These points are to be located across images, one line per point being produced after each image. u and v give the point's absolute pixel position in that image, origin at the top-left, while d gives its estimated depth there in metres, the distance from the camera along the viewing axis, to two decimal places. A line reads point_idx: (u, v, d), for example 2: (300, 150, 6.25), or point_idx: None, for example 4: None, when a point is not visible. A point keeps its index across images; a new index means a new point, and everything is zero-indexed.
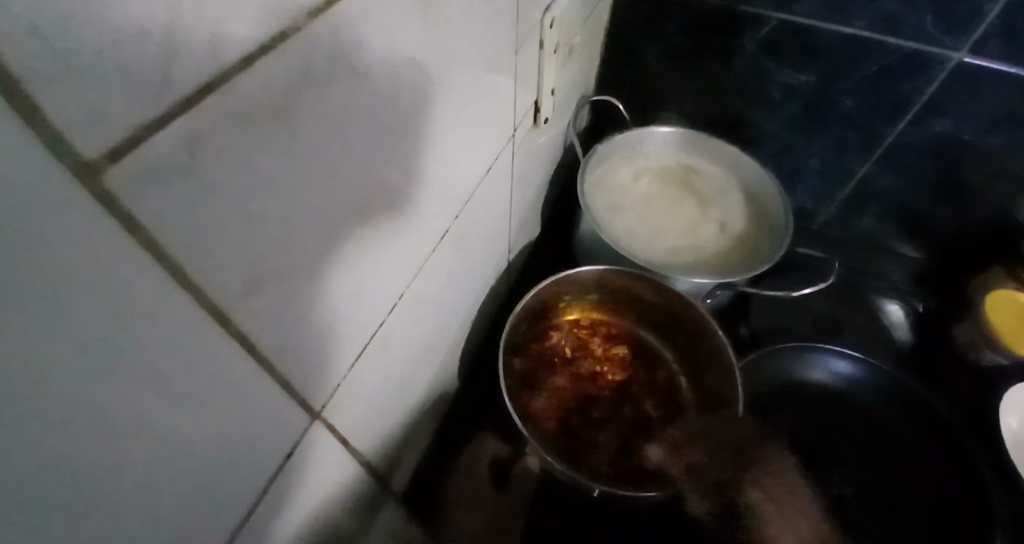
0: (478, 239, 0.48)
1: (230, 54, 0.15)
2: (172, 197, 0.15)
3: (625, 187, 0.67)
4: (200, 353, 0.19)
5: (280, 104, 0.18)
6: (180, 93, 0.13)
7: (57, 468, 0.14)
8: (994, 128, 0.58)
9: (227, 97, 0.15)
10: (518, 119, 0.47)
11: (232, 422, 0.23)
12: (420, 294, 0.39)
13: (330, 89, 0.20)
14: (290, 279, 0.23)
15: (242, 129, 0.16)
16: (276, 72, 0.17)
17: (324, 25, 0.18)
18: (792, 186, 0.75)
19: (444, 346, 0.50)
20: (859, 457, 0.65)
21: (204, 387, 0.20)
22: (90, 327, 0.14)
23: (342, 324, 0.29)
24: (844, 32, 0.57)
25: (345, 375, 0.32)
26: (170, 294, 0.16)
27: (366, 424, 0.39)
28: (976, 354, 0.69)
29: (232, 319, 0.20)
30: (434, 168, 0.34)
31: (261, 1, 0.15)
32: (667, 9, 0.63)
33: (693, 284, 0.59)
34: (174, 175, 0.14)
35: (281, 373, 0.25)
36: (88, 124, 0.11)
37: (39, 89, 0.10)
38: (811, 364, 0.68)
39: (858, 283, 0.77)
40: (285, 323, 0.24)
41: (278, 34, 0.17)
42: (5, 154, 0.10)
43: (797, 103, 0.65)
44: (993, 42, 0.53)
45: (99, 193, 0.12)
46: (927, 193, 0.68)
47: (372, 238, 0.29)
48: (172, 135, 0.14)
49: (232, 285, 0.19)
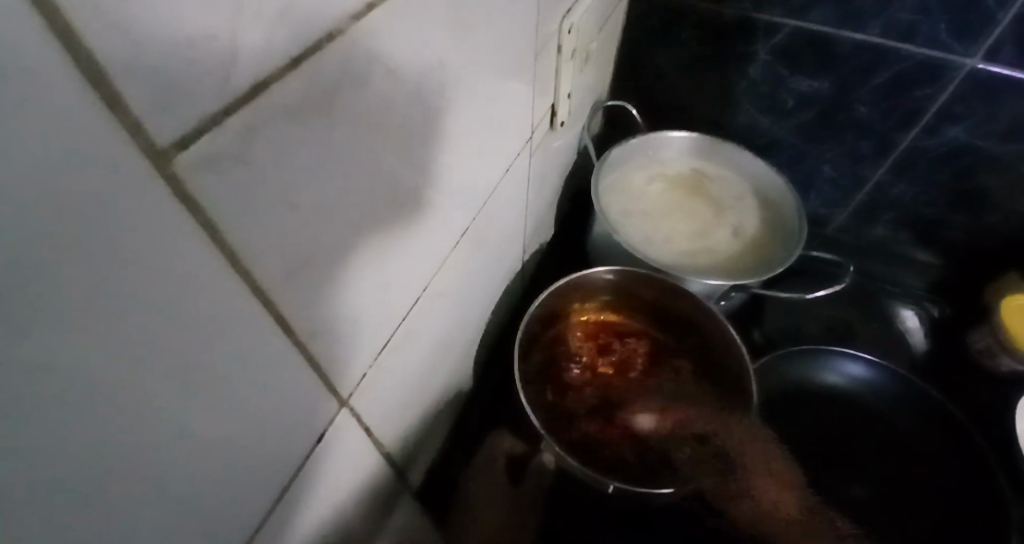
0: (496, 237, 0.51)
1: (281, 57, 0.17)
2: (227, 182, 0.17)
3: (639, 194, 0.70)
4: (243, 329, 0.21)
5: (323, 103, 0.20)
6: (237, 90, 0.16)
7: (129, 412, 0.17)
8: (1008, 137, 0.62)
9: (275, 96, 0.17)
10: (536, 123, 0.50)
11: (271, 395, 0.25)
12: (441, 289, 0.41)
13: (367, 89, 0.22)
14: (323, 266, 0.25)
15: (288, 127, 0.19)
16: (319, 76, 0.19)
17: (365, 27, 0.20)
18: (805, 193, 0.80)
19: (466, 337, 0.52)
20: (874, 464, 0.66)
21: (244, 364, 0.22)
22: (153, 292, 0.16)
23: (371, 312, 0.31)
24: (858, 39, 0.61)
25: (371, 365, 0.34)
26: (221, 269, 0.18)
27: (390, 416, 0.41)
28: (991, 360, 0.72)
29: (273, 301, 0.22)
30: (456, 167, 0.36)
31: (312, 8, 0.17)
32: (683, 17, 0.66)
33: (705, 285, 0.61)
34: (230, 164, 0.17)
35: (315, 354, 0.27)
36: (164, 115, 0.13)
37: (122, 83, 0.12)
38: (825, 368, 0.69)
39: (876, 290, 0.81)
40: (319, 306, 0.26)
41: (323, 37, 0.18)
42: (91, 133, 0.12)
43: (812, 111, 0.69)
44: (1008, 49, 0.56)
45: (168, 175, 0.15)
46: (941, 199, 0.71)
47: (397, 231, 0.31)
48: (229, 128, 0.16)
49: (274, 269, 0.21)
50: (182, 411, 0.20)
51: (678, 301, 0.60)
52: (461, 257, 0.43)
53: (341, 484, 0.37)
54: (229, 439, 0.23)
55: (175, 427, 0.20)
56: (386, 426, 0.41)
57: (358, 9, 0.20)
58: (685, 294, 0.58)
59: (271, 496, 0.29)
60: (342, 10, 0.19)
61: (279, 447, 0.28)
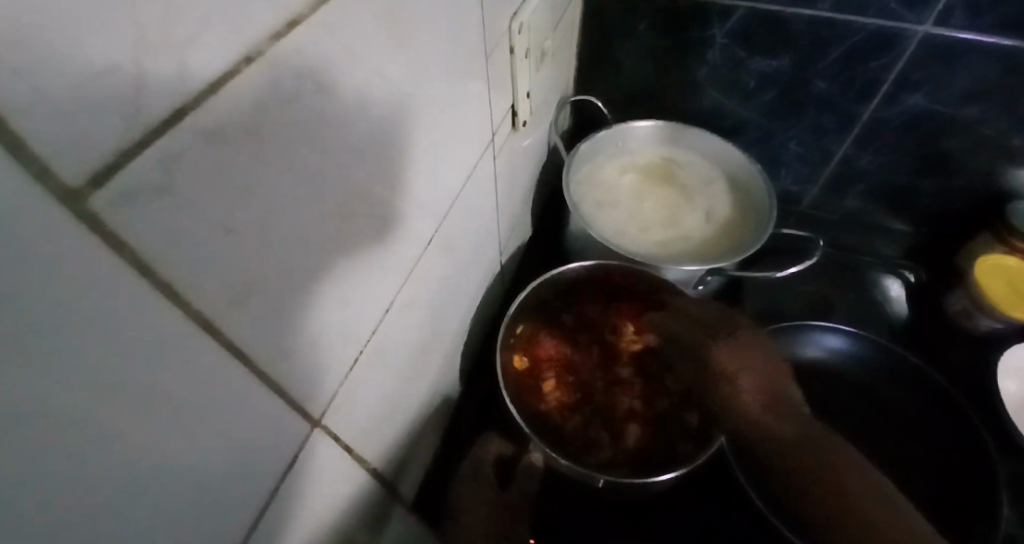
0: (466, 241, 0.50)
1: (198, 84, 0.17)
2: (154, 215, 0.17)
3: (609, 186, 0.70)
4: (191, 362, 0.21)
5: (252, 126, 0.20)
6: (151, 119, 0.15)
7: (78, 455, 0.17)
8: (966, 100, 0.63)
9: (197, 123, 0.17)
10: (496, 124, 0.49)
11: (234, 423, 0.25)
12: (410, 299, 0.41)
13: (300, 108, 0.22)
14: (275, 290, 0.24)
15: (215, 151, 0.18)
16: (242, 98, 0.19)
17: (288, 46, 0.20)
18: (775, 171, 0.81)
19: (445, 344, 0.52)
20: (860, 434, 0.66)
21: (200, 395, 0.22)
22: (87, 336, 0.16)
23: (333, 332, 0.31)
24: (810, 15, 0.61)
25: (342, 383, 0.34)
26: (157, 303, 0.18)
27: (372, 432, 0.41)
28: (969, 321, 0.73)
29: (223, 331, 0.22)
30: (416, 173, 0.36)
31: (227, 31, 0.17)
32: (639, 8, 0.66)
33: (683, 272, 0.61)
34: (153, 196, 0.16)
35: (276, 378, 0.27)
36: (70, 153, 0.13)
37: (20, 123, 0.12)
38: (804, 342, 0.70)
39: (854, 263, 0.81)
40: (274, 331, 0.25)
41: (242, 60, 0.18)
42: None
43: (774, 90, 0.70)
44: (957, 13, 0.57)
45: (83, 215, 0.14)
46: (908, 166, 0.72)
47: (357, 245, 0.31)
48: (148, 158, 0.16)
49: (219, 298, 0.21)
50: (140, 449, 0.19)
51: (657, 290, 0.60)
52: (430, 264, 0.43)
53: (324, 504, 0.37)
54: (198, 472, 0.23)
55: (135, 467, 0.19)
56: (368, 441, 0.41)
57: (277, 29, 0.20)
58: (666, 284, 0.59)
59: (248, 524, 0.29)
60: (258, 31, 0.19)
61: (253, 473, 0.27)
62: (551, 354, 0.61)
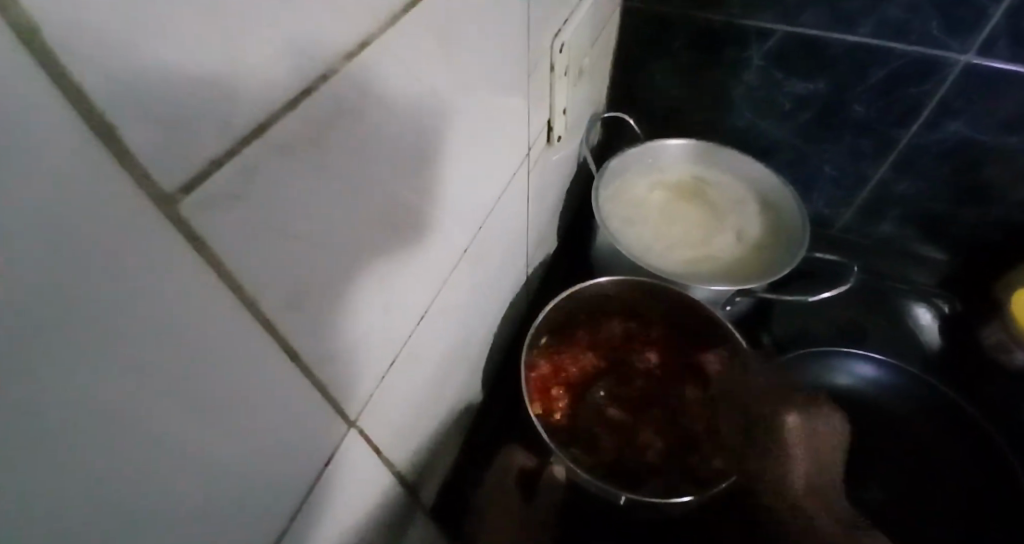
0: (498, 251, 0.51)
1: (278, 99, 0.18)
2: (231, 220, 0.18)
3: (638, 202, 0.71)
4: (249, 359, 0.22)
5: (319, 137, 0.21)
6: (238, 130, 0.17)
7: (142, 441, 0.18)
8: (1009, 129, 0.62)
9: (276, 135, 0.18)
10: (533, 138, 0.50)
11: (279, 419, 0.26)
12: (444, 306, 0.42)
13: (362, 121, 0.23)
14: (327, 293, 0.25)
15: (288, 161, 0.20)
16: (314, 114, 0.20)
17: (357, 64, 0.21)
18: (807, 194, 0.80)
19: (472, 352, 0.53)
20: (891, 464, 0.65)
21: (252, 391, 0.23)
22: (159, 329, 0.16)
23: (374, 335, 0.32)
24: (850, 39, 0.61)
25: (377, 386, 0.35)
26: (225, 304, 0.19)
27: (399, 437, 0.41)
28: (1005, 355, 0.70)
29: (278, 330, 0.23)
30: (457, 185, 0.37)
31: (306, 50, 0.18)
32: (675, 27, 0.67)
33: (712, 292, 0.61)
34: (231, 203, 0.17)
35: (321, 378, 0.28)
36: (167, 161, 0.14)
37: (125, 128, 0.13)
38: (835, 368, 0.68)
39: (887, 290, 0.80)
40: (322, 332, 0.26)
41: (318, 77, 0.19)
42: (88, 178, 0.12)
43: (809, 113, 0.70)
44: (1002, 42, 0.56)
45: (173, 218, 0.15)
46: (945, 194, 0.71)
47: (399, 253, 0.32)
48: (231, 167, 0.17)
49: (280, 300, 0.22)
50: (196, 438, 0.20)
51: (685, 310, 0.59)
52: (463, 273, 0.44)
53: (354, 504, 0.37)
54: (241, 467, 0.24)
55: (189, 457, 0.20)
56: (396, 445, 0.41)
57: (350, 48, 0.21)
58: (696, 304, 0.58)
59: (285, 518, 0.30)
60: (334, 50, 0.20)
61: (291, 469, 0.28)
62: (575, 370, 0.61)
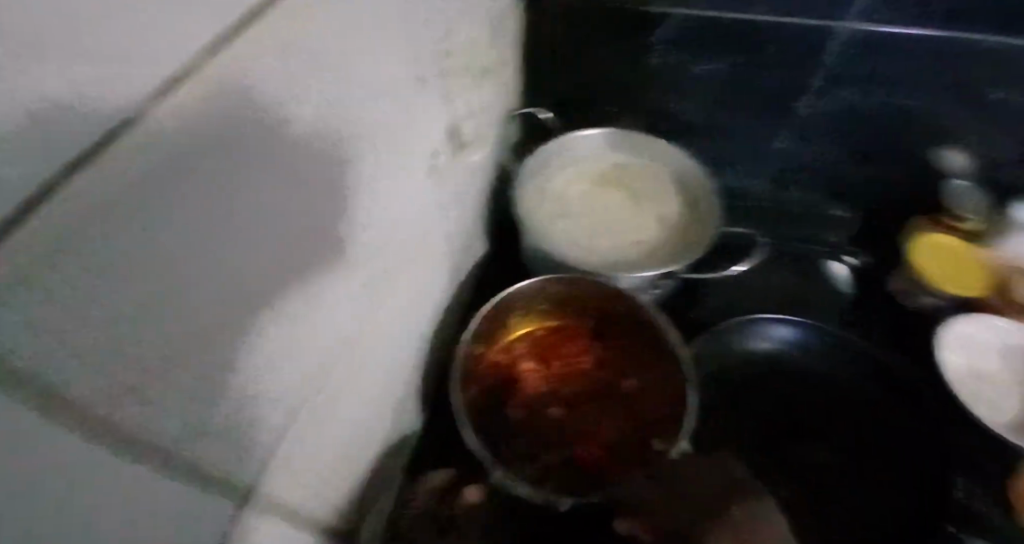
0: (410, 272, 0.49)
1: (61, 137, 0.14)
2: (25, 306, 0.13)
3: (560, 195, 0.70)
4: (81, 463, 0.18)
5: (135, 188, 0.17)
6: (26, 187, 0.12)
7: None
8: (893, 89, 0.67)
9: (76, 184, 0.14)
10: (434, 145, 0.49)
11: (139, 507, 0.22)
12: (347, 334, 0.40)
13: (193, 163, 0.21)
14: (179, 357, 0.22)
15: (105, 217, 0.16)
16: (121, 155, 0.16)
17: (181, 93, 0.19)
18: (722, 169, 0.82)
19: (395, 373, 0.51)
20: (817, 421, 0.69)
21: (90, 501, 0.19)
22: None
23: (255, 382, 0.30)
24: (745, 16, 0.63)
25: (259, 442, 0.32)
26: (34, 416, 0.15)
27: (300, 485, 0.39)
28: (913, 300, 0.76)
29: (114, 422, 0.19)
30: (343, 206, 0.35)
31: (89, 82, 0.14)
32: (577, 20, 0.67)
33: (637, 278, 0.62)
34: (27, 284, 0.13)
35: (192, 450, 0.25)
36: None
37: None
38: (755, 335, 0.72)
39: (805, 251, 0.82)
40: (185, 402, 0.24)
41: (117, 115, 0.16)
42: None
43: (713, 92, 0.72)
44: (874, 8, 0.60)
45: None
46: (845, 156, 0.75)
47: (273, 293, 0.30)
48: (25, 241, 0.13)
49: (109, 389, 0.18)
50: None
51: (614, 300, 0.60)
52: (368, 302, 0.42)
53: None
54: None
55: None
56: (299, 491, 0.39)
57: (162, 80, 0.18)
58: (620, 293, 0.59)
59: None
60: (137, 90, 0.17)
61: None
62: (513, 373, 0.60)
